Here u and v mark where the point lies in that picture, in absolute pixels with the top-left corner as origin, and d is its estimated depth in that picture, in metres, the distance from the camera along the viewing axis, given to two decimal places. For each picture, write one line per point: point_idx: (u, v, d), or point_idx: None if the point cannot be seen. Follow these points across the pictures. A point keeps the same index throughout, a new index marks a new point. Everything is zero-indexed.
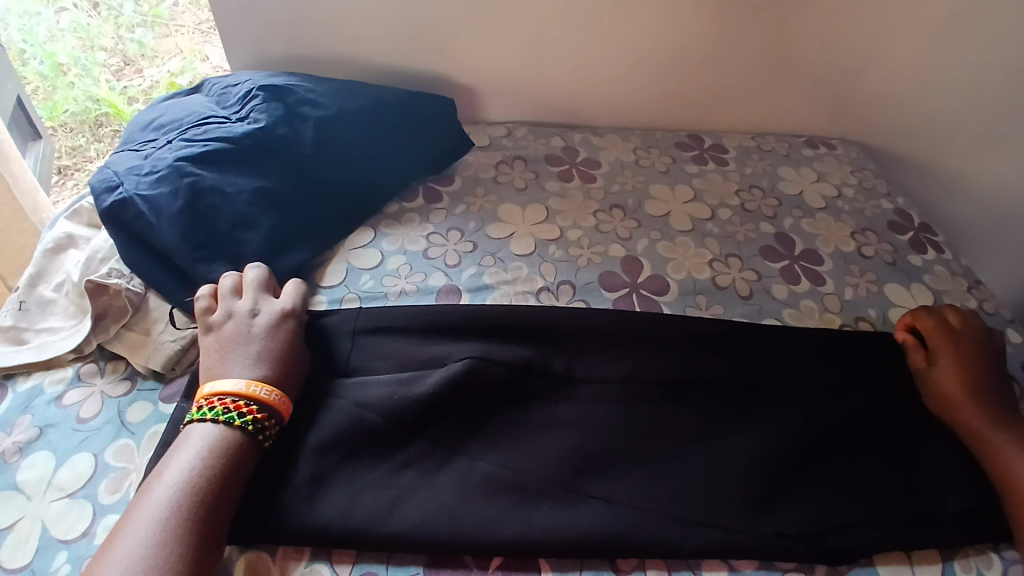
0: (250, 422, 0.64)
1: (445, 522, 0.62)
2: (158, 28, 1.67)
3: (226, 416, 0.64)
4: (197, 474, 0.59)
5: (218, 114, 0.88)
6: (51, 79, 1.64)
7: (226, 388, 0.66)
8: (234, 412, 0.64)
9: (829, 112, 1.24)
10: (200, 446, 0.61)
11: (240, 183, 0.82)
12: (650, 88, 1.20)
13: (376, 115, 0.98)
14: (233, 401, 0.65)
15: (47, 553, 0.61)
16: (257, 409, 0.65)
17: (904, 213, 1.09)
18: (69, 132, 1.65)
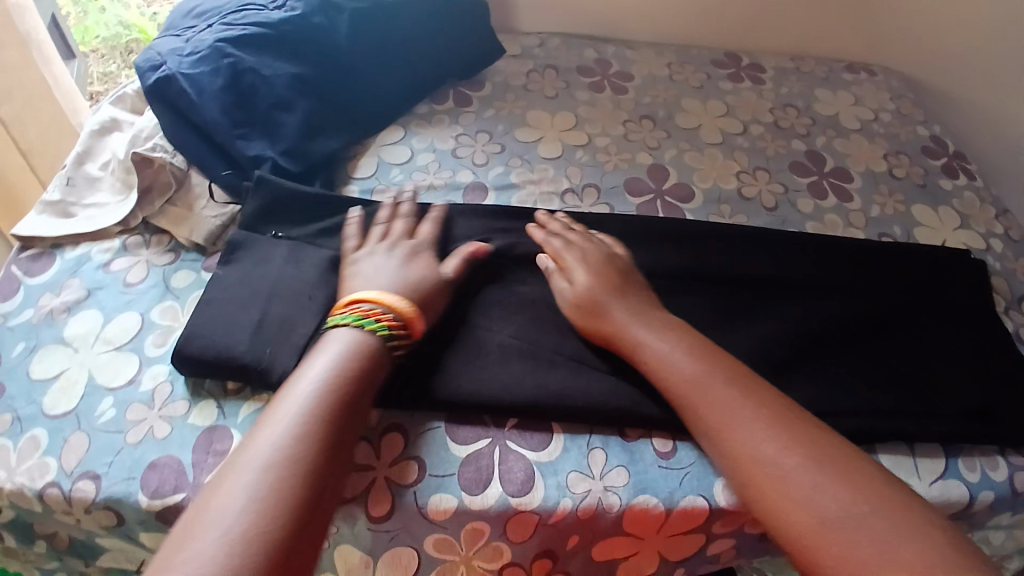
0: (381, 328, 0.63)
1: (463, 385, 0.65)
2: None
3: (359, 320, 0.63)
4: (339, 378, 0.58)
5: (256, 0, 0.88)
6: (83, 3, 1.61)
7: (369, 296, 0.65)
8: (374, 320, 0.63)
9: (875, 34, 1.19)
10: (335, 353, 0.60)
11: (277, 68, 0.84)
12: (689, 2, 1.16)
13: (410, 10, 0.97)
14: None
15: (93, 398, 0.67)
16: (388, 318, 0.63)
17: (939, 140, 1.07)
18: (102, 59, 1.65)
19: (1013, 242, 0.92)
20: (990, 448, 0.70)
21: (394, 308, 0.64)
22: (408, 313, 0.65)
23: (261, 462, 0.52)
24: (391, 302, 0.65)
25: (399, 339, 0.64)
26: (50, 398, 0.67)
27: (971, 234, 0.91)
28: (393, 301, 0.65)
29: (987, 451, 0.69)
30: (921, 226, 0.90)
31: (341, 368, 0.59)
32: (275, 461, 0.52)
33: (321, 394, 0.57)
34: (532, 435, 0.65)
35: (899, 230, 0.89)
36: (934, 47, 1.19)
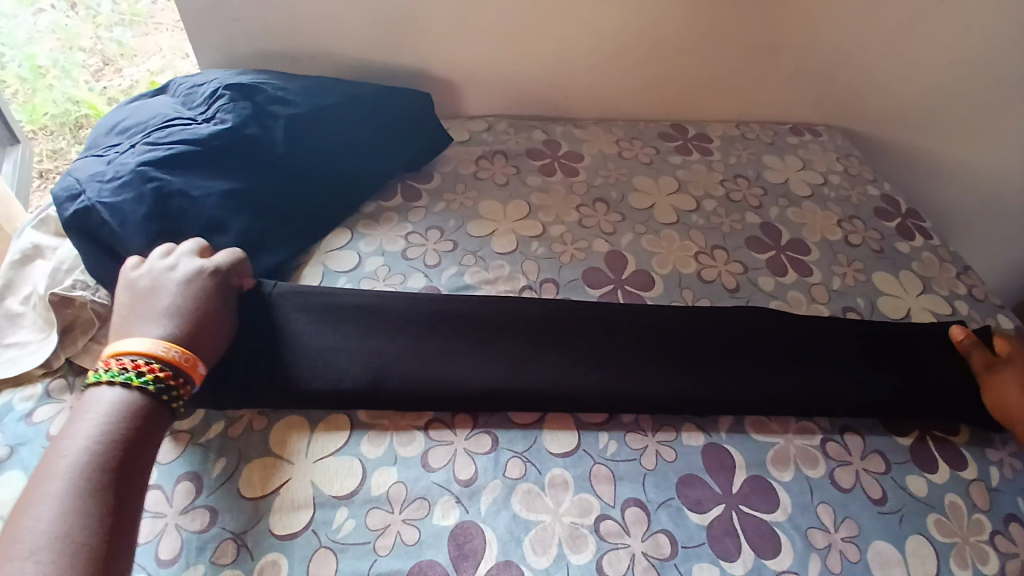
0: (151, 382, 0.60)
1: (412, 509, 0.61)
2: (137, 27, 1.64)
3: (124, 376, 0.59)
4: (122, 413, 0.58)
5: (184, 115, 0.84)
6: (30, 82, 1.55)
7: (134, 346, 0.61)
8: (143, 375, 0.60)
9: (814, 98, 1.23)
10: (100, 411, 0.57)
11: (208, 186, 0.79)
12: (632, 78, 1.18)
13: (349, 112, 0.95)
14: (132, 360, 0.60)
15: None
16: (161, 369, 0.61)
17: (890, 199, 1.08)
18: (50, 136, 1.53)
19: (976, 301, 0.92)
20: (979, 541, 0.65)
21: (156, 355, 0.61)
22: (186, 366, 0.62)
23: (38, 532, 0.50)
24: (157, 349, 0.61)
25: (179, 391, 0.61)
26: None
27: (934, 298, 0.90)
28: (166, 351, 0.61)
29: (976, 543, 0.65)
30: (883, 295, 0.90)
31: (171, 314, 0.65)
32: (59, 515, 0.51)
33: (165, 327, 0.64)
34: None
35: (863, 302, 0.88)
36: (870, 106, 1.23)
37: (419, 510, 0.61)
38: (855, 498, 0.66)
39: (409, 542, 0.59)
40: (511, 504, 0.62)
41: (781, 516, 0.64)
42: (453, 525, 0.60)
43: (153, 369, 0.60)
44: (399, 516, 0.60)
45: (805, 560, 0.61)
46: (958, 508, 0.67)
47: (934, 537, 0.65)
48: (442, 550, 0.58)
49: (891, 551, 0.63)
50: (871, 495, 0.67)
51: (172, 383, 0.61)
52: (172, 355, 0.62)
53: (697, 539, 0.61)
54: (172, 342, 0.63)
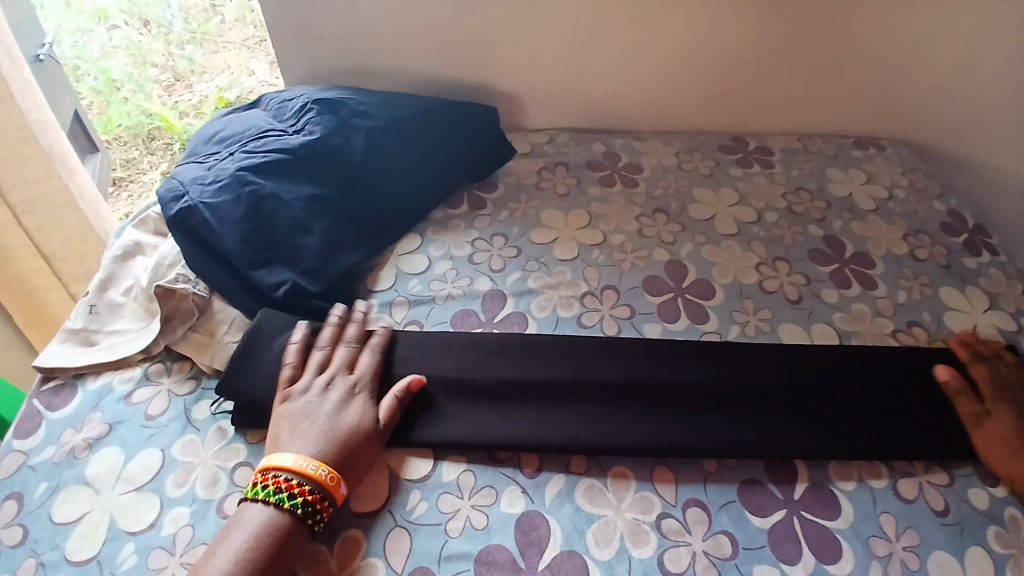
0: (301, 504, 0.60)
1: (478, 496, 0.64)
2: (206, 45, 1.70)
3: (272, 496, 0.60)
4: (272, 534, 0.58)
5: (276, 127, 0.92)
6: (105, 95, 1.71)
7: (284, 462, 0.62)
8: (289, 495, 0.60)
9: (880, 111, 1.21)
10: (247, 531, 0.58)
11: (296, 191, 0.85)
12: (693, 92, 1.20)
13: (422, 125, 1.01)
14: (286, 480, 0.61)
15: (115, 543, 0.64)
16: (307, 490, 0.60)
17: (959, 214, 1.05)
18: (124, 146, 1.74)
19: None
20: None
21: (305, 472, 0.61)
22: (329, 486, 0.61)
23: None
24: (303, 466, 0.61)
25: (323, 514, 0.61)
26: (74, 542, 0.65)
27: (1002, 315, 0.88)
28: (300, 466, 0.61)
29: None
30: (952, 310, 0.88)
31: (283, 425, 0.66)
32: None
33: (323, 443, 0.64)
34: (564, 575, 0.59)
35: (929, 316, 0.87)
36: (937, 121, 1.21)
37: (487, 497, 0.64)
38: (918, 510, 0.66)
39: (479, 526, 0.62)
40: (574, 497, 0.64)
41: (841, 523, 0.64)
42: (520, 513, 0.63)
43: (303, 491, 0.60)
44: (468, 502, 0.64)
45: (868, 569, 0.61)
46: (1020, 522, 0.65)
47: (994, 549, 0.63)
48: (509, 535, 0.61)
49: (954, 563, 0.62)
50: (934, 506, 0.66)
51: (316, 506, 0.60)
52: (318, 473, 0.61)
53: (758, 542, 0.62)
54: (316, 455, 0.63)
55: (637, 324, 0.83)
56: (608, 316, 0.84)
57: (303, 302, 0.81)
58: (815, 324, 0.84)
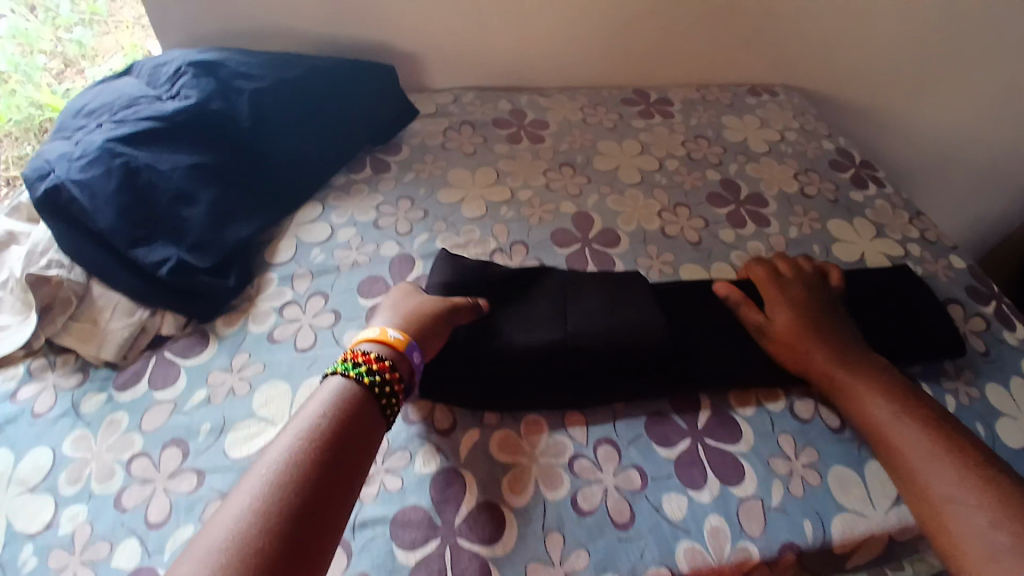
0: (365, 373, 0.59)
1: (394, 463, 0.63)
2: (97, 26, 1.28)
3: (345, 367, 0.59)
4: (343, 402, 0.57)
5: (149, 94, 0.83)
6: None
7: (368, 336, 0.63)
8: (360, 366, 0.59)
9: (771, 59, 1.26)
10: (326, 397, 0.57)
11: (175, 159, 0.78)
12: (594, 45, 1.19)
13: (314, 85, 0.95)
14: (365, 354, 0.61)
15: (13, 546, 0.58)
16: (377, 360, 0.60)
17: (845, 152, 1.12)
18: (14, 143, 1.19)
19: (930, 243, 0.96)
20: None
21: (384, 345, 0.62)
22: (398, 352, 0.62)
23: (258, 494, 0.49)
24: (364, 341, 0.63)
25: (391, 387, 0.59)
26: None
27: (887, 242, 0.95)
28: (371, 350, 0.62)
29: None
30: (839, 241, 0.94)
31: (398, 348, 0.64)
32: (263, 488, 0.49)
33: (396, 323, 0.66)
34: (480, 524, 0.60)
35: (819, 248, 0.92)
36: (822, 69, 1.28)
37: (400, 460, 0.64)
38: (814, 427, 0.71)
39: (393, 489, 0.61)
40: (489, 449, 0.65)
41: (744, 447, 0.68)
42: (435, 471, 0.63)
43: (372, 362, 0.60)
44: (381, 467, 0.63)
45: (768, 486, 0.65)
46: None
47: None
48: (424, 494, 0.61)
49: (851, 476, 0.67)
50: (830, 424, 0.71)
51: (385, 375, 0.59)
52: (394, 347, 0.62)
53: (665, 470, 0.65)
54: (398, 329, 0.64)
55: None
56: None
57: (192, 278, 0.74)
58: (716, 264, 0.88)
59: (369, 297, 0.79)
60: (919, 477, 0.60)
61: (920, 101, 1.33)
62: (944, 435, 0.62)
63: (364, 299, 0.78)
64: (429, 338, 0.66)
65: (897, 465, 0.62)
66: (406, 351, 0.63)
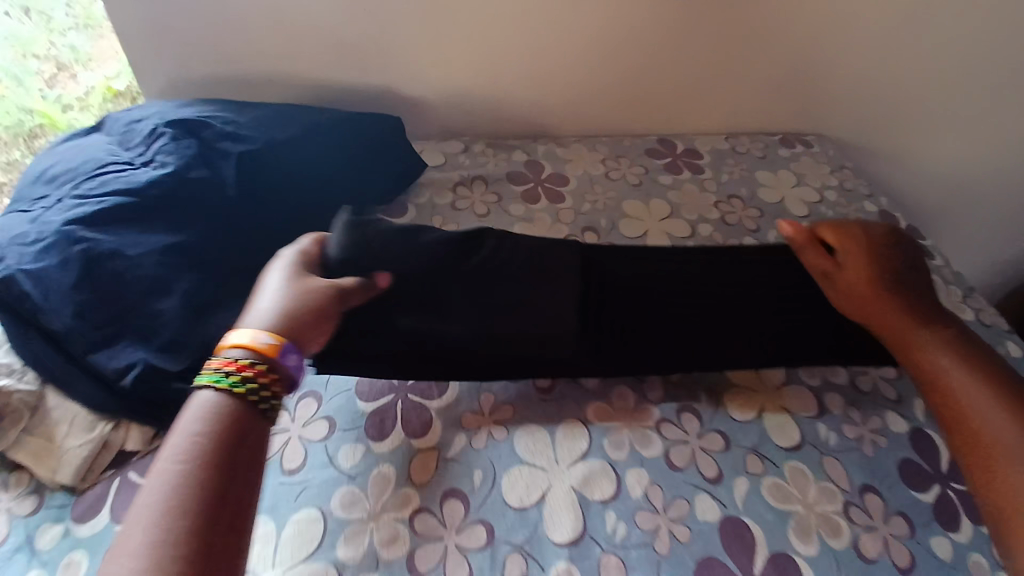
0: (240, 383, 0.51)
1: None
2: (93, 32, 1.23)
3: (214, 377, 0.51)
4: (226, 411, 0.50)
5: (120, 159, 0.73)
6: None
7: (241, 338, 0.54)
8: (233, 377, 0.51)
9: (804, 107, 1.17)
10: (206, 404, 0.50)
11: (148, 241, 0.67)
12: (616, 91, 1.10)
13: (310, 142, 0.85)
14: (233, 362, 0.52)
15: None
16: (250, 367, 0.52)
17: (888, 216, 1.03)
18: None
19: (987, 328, 0.87)
20: None
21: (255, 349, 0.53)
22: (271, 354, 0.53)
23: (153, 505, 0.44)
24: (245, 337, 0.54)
25: (270, 393, 0.52)
26: None
27: None
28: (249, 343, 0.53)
29: None
30: None
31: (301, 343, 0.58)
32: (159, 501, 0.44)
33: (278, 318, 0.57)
34: None
35: None
36: (859, 118, 1.19)
37: None
38: (882, 567, 0.60)
39: None
40: None
41: None
42: None
43: (240, 369, 0.52)
44: None
45: None
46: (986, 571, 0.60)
47: None
48: None
49: None
50: (898, 563, 0.60)
51: (258, 382, 0.52)
52: (269, 350, 0.54)
53: None
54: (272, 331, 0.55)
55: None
56: None
57: (161, 388, 0.63)
58: None
59: (370, 400, 0.70)
60: (959, 403, 0.60)
61: (961, 152, 1.24)
62: (975, 362, 0.62)
63: (365, 404, 0.69)
64: (304, 335, 0.58)
65: (952, 408, 0.60)
66: (279, 355, 0.54)
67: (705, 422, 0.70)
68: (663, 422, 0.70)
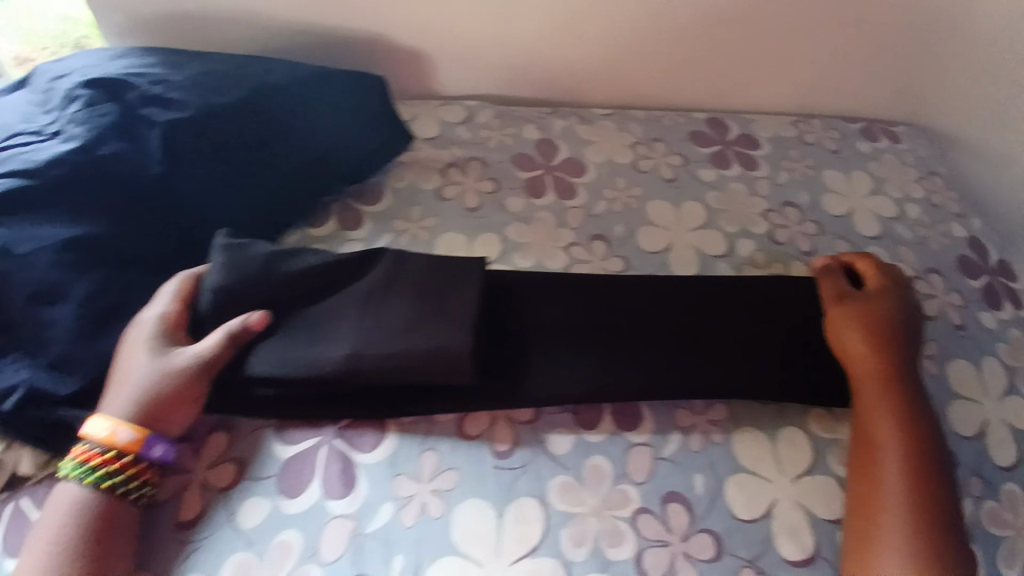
0: (103, 478, 0.50)
1: None
2: None
3: (75, 471, 0.50)
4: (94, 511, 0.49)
5: (29, 126, 0.62)
6: None
7: (95, 429, 0.51)
8: (92, 468, 0.50)
9: (893, 90, 0.95)
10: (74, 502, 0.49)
11: (43, 236, 0.56)
12: (661, 55, 0.89)
13: (263, 107, 0.70)
14: (99, 452, 0.50)
15: None
16: (117, 459, 0.50)
17: (980, 244, 0.82)
18: None
19: None
20: None
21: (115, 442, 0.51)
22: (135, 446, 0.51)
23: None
24: (93, 430, 0.51)
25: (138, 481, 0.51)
26: None
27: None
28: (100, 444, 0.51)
29: None
30: (960, 401, 0.67)
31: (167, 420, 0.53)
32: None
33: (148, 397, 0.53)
34: None
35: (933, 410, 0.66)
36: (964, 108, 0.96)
37: None
38: None
39: None
40: None
41: None
42: None
43: (110, 463, 0.50)
44: None
45: None
46: None
47: None
48: None
49: None
50: None
51: (136, 477, 0.51)
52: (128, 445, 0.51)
53: None
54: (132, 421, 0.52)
55: (541, 433, 0.59)
56: (502, 419, 0.60)
57: (47, 412, 0.53)
58: (786, 432, 0.62)
59: (289, 441, 0.57)
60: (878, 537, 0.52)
61: None
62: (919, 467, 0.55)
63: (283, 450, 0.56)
64: (172, 414, 0.54)
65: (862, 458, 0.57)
66: (144, 448, 0.51)
67: (699, 518, 0.56)
68: (642, 515, 0.55)
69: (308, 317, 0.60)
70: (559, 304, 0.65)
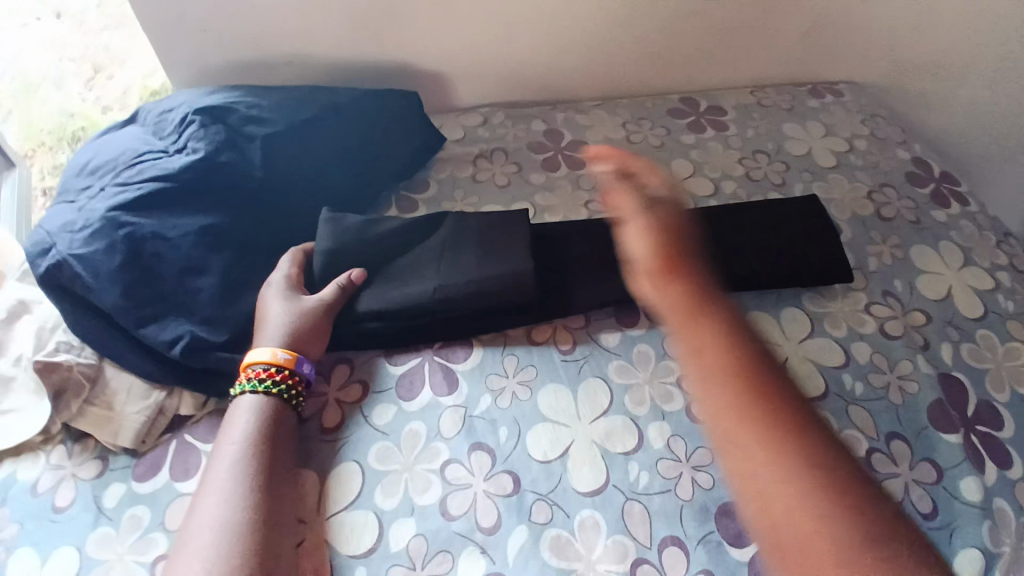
0: (272, 388, 0.66)
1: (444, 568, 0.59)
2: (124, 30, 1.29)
3: (251, 385, 0.65)
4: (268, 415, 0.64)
5: (155, 147, 0.78)
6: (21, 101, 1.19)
7: (259, 356, 0.67)
8: (266, 381, 0.65)
9: (830, 55, 1.15)
10: (252, 411, 0.64)
11: (183, 224, 0.72)
12: (636, 50, 1.09)
13: (330, 121, 0.87)
14: (265, 370, 0.66)
15: None
16: (280, 374, 0.66)
17: (922, 162, 1.01)
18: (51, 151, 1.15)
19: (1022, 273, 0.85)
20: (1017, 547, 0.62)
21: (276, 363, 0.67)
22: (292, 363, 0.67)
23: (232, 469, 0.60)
24: (257, 357, 0.67)
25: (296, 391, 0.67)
26: None
27: (977, 273, 0.84)
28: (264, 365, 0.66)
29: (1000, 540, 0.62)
30: (923, 274, 0.83)
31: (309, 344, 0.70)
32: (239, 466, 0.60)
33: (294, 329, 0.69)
34: None
35: (900, 285, 0.82)
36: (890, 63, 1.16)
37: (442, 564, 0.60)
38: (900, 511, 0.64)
39: None
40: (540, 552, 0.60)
41: None
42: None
43: (276, 377, 0.66)
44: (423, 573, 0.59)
45: None
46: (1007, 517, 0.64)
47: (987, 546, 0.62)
48: None
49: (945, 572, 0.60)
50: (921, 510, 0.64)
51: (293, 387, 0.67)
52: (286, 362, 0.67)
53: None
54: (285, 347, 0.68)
55: (593, 334, 0.76)
56: (561, 329, 0.77)
57: (204, 356, 0.69)
58: (783, 311, 0.79)
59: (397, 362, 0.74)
60: None
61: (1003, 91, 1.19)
62: None
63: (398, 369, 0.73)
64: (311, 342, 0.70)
65: None
66: (297, 365, 0.68)
67: None
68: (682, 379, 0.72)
69: (401, 266, 0.75)
70: (589, 238, 0.81)
